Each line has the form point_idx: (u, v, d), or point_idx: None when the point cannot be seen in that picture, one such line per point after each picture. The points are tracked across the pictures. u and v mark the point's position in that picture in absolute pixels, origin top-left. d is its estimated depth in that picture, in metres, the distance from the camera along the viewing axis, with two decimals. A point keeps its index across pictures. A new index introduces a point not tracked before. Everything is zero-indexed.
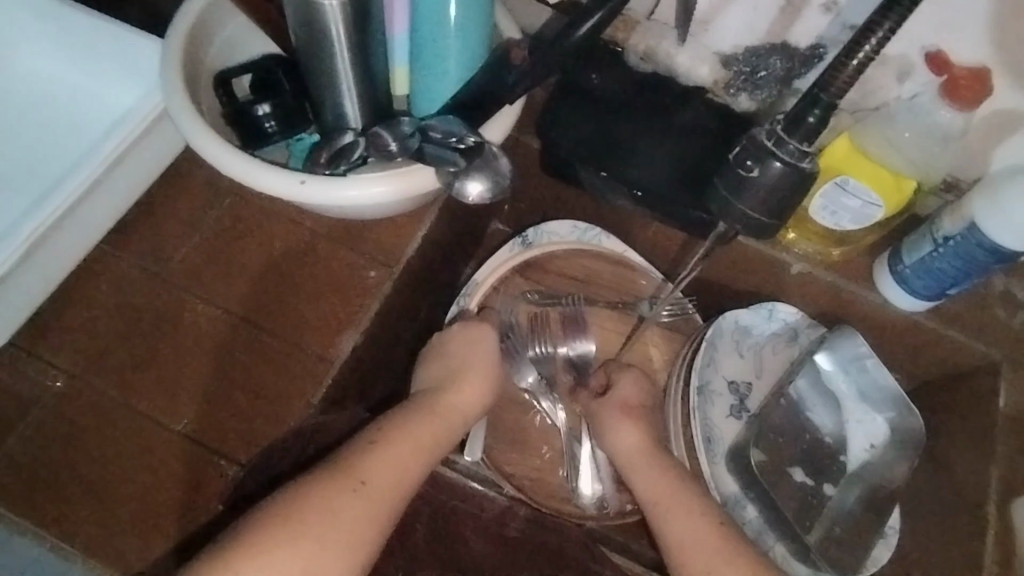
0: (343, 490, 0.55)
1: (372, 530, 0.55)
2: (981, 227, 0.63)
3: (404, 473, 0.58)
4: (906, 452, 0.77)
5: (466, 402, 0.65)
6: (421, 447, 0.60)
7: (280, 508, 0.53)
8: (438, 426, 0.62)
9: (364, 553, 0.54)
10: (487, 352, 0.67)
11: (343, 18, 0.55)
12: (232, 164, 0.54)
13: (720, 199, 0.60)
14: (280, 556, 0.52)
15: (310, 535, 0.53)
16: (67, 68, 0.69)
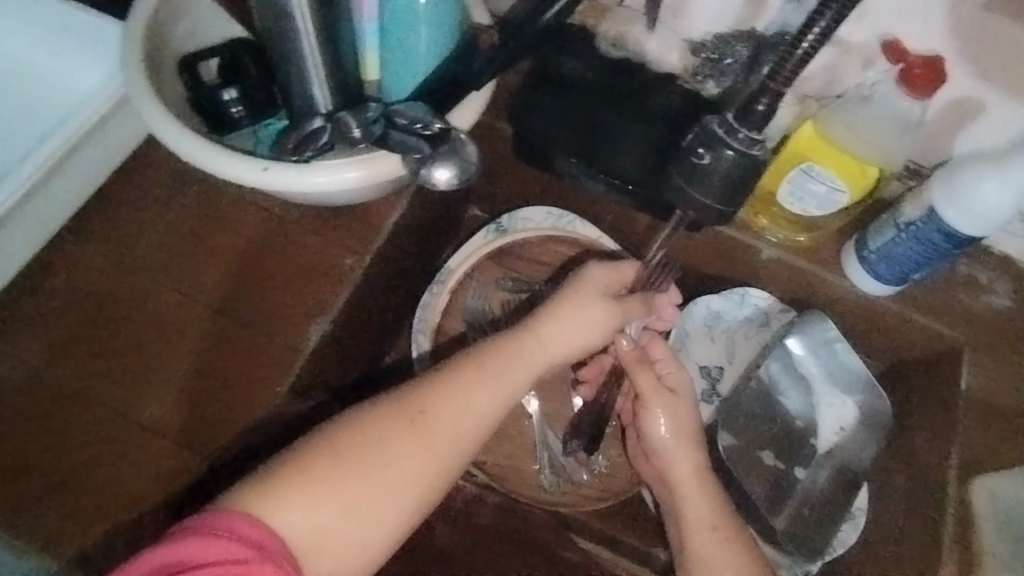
0: (407, 424, 0.52)
1: (428, 468, 0.52)
2: (940, 213, 0.67)
3: (474, 411, 0.54)
4: (874, 434, 0.78)
5: (568, 342, 0.60)
6: (498, 390, 0.56)
7: (345, 431, 0.51)
8: (520, 362, 0.57)
9: (419, 494, 0.51)
10: (596, 292, 0.62)
11: (309, 9, 0.58)
12: (201, 153, 0.58)
13: (676, 189, 0.62)
14: (336, 480, 0.48)
15: (371, 475, 0.50)
16: (24, 46, 0.69)
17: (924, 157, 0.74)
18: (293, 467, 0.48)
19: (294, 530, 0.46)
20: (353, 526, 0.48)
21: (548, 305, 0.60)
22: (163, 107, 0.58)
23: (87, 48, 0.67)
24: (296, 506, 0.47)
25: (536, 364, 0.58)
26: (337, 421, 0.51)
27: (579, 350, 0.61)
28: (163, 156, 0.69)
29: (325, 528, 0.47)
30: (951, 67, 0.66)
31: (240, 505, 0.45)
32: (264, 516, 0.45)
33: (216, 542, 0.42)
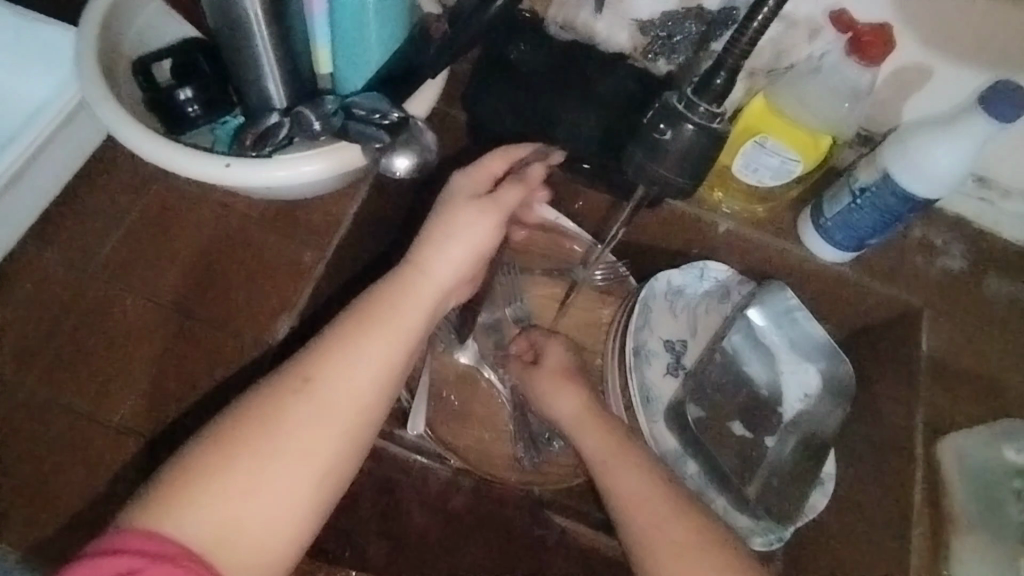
0: (295, 394, 0.52)
1: (330, 430, 0.51)
2: (894, 177, 0.68)
3: (370, 361, 0.54)
4: (839, 399, 0.79)
5: (452, 262, 0.59)
6: (385, 334, 0.55)
7: (234, 419, 0.50)
8: (410, 306, 0.57)
9: (325, 459, 0.51)
10: (467, 198, 0.60)
11: (261, 7, 0.59)
12: (157, 151, 0.59)
13: (634, 164, 0.62)
14: (234, 469, 0.49)
15: (266, 450, 0.50)
16: None
17: (874, 125, 0.75)
18: (182, 470, 0.48)
19: (198, 533, 0.47)
20: (265, 507, 0.49)
21: (423, 237, 0.59)
22: (120, 110, 0.59)
23: (38, 57, 0.68)
24: (197, 506, 0.47)
25: (430, 301, 0.58)
26: (226, 411, 0.51)
27: (468, 267, 0.60)
28: (122, 160, 0.70)
29: (235, 517, 0.48)
30: (897, 34, 0.67)
31: (134, 523, 0.46)
32: (161, 525, 0.46)
33: (116, 563, 0.43)
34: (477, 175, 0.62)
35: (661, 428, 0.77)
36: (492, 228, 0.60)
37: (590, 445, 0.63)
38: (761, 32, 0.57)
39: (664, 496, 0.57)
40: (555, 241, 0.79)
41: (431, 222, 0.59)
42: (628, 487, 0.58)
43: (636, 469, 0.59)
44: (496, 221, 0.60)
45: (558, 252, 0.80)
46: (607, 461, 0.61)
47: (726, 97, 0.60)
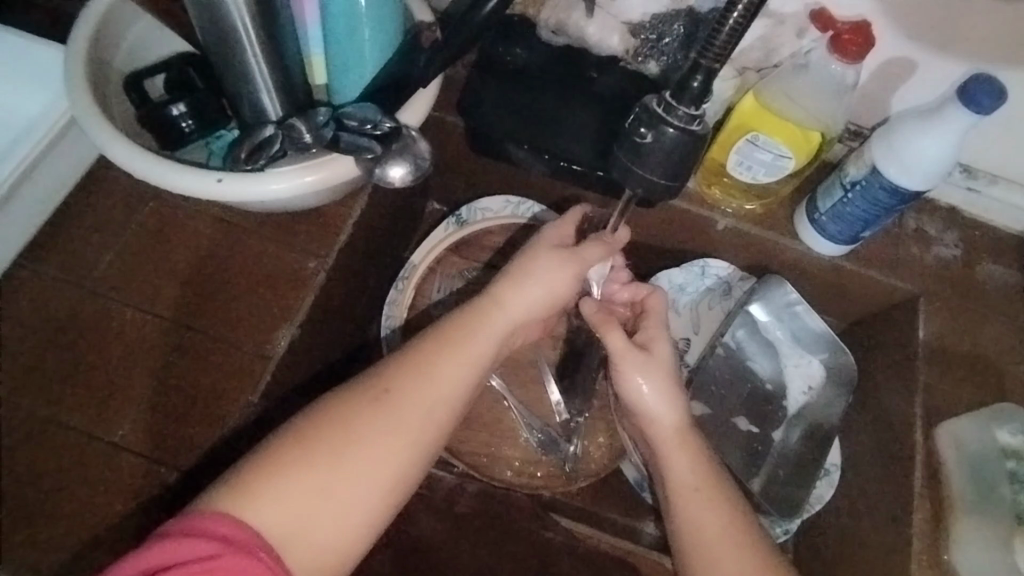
0: (374, 405, 0.54)
1: (402, 446, 0.53)
2: (882, 171, 0.69)
3: (443, 387, 0.56)
4: (842, 388, 0.80)
5: (529, 300, 0.61)
6: (463, 356, 0.57)
7: (317, 418, 0.52)
8: (482, 331, 0.59)
9: (394, 468, 0.52)
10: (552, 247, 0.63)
11: (252, 23, 0.58)
12: (147, 168, 0.58)
13: (620, 167, 0.62)
14: (310, 469, 0.50)
15: (345, 453, 0.51)
16: None
17: (863, 118, 0.76)
18: (261, 461, 0.50)
19: (272, 522, 0.48)
20: (333, 508, 0.50)
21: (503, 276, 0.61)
22: (110, 126, 0.58)
23: (26, 76, 0.67)
24: (270, 497, 0.48)
25: (501, 329, 0.60)
26: (309, 410, 0.53)
27: (542, 308, 0.62)
28: (115, 175, 0.69)
29: (305, 516, 0.49)
30: (878, 30, 0.68)
31: (216, 504, 0.47)
32: (239, 512, 0.47)
33: (194, 542, 0.44)
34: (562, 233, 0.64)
35: None
36: (567, 276, 0.62)
37: (680, 468, 0.60)
38: (737, 32, 0.54)
39: (737, 532, 0.56)
40: None
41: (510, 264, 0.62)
42: (704, 515, 0.57)
43: (714, 497, 0.58)
44: (577, 271, 0.62)
45: None
46: (702, 489, 0.58)
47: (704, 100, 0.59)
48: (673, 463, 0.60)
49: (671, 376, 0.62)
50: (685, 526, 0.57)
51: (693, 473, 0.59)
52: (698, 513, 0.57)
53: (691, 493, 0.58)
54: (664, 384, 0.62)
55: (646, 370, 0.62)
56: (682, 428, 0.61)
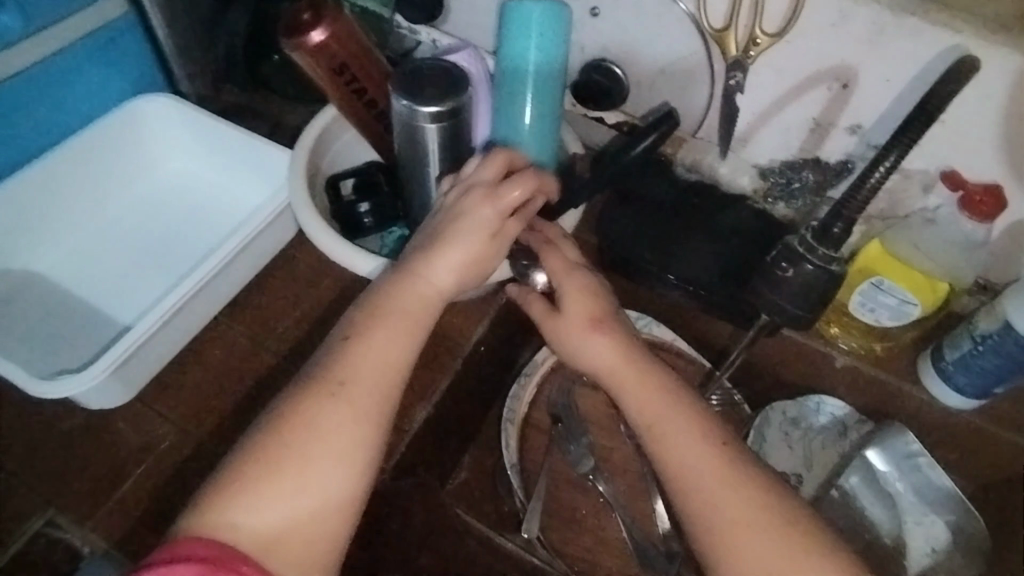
0: (325, 396, 0.55)
1: (363, 427, 0.56)
2: (1016, 327, 0.69)
3: (374, 364, 0.57)
4: (971, 558, 0.73)
5: (454, 261, 0.60)
6: (409, 328, 0.59)
7: (274, 423, 0.55)
8: (421, 309, 0.60)
9: (362, 452, 0.55)
10: (479, 197, 0.60)
11: (439, 143, 0.69)
12: (342, 252, 0.69)
13: (758, 293, 0.68)
14: (279, 472, 0.53)
15: (312, 451, 0.54)
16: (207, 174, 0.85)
17: (993, 275, 0.77)
18: (266, 437, 0.54)
19: (255, 530, 0.51)
20: (297, 499, 0.52)
21: (432, 236, 0.61)
22: (317, 214, 0.70)
23: (255, 173, 0.82)
24: (256, 507, 0.52)
25: (435, 300, 0.60)
26: (261, 423, 0.55)
27: (472, 274, 0.61)
28: (303, 254, 0.80)
29: (287, 516, 0.52)
30: (1011, 192, 0.71)
31: (191, 529, 0.50)
32: (217, 532, 0.50)
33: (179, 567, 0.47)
34: (491, 182, 0.62)
35: None
36: (488, 248, 0.61)
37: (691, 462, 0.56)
38: (878, 186, 0.62)
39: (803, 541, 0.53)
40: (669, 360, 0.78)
41: (426, 241, 0.61)
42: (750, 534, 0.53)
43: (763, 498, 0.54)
44: (500, 240, 0.61)
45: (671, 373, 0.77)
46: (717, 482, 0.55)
47: (842, 244, 0.65)
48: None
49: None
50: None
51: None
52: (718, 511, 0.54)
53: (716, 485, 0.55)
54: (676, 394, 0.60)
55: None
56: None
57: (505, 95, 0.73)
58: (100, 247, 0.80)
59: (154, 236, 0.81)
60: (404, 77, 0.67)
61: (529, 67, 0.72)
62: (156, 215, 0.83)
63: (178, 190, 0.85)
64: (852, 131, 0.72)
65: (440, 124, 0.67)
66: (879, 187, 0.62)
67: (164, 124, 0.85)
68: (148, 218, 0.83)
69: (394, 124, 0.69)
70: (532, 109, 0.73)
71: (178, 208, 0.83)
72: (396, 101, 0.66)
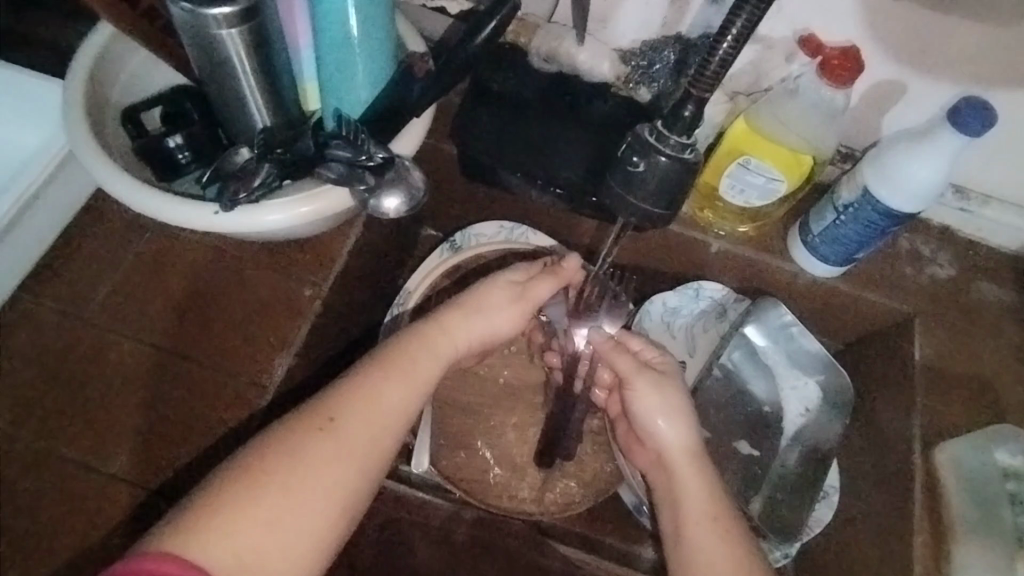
0: (289, 457, 0.53)
1: (315, 505, 0.53)
2: (874, 193, 0.69)
3: (379, 414, 0.57)
4: (838, 411, 0.80)
5: (474, 332, 0.65)
6: (416, 379, 0.60)
7: (226, 480, 0.52)
8: (429, 360, 0.61)
9: (303, 540, 0.52)
10: (497, 287, 0.66)
11: (245, 54, 0.58)
12: (144, 200, 0.59)
13: (612, 195, 0.63)
14: (249, 505, 0.51)
15: (248, 526, 0.50)
16: None
17: (853, 141, 0.77)
18: (199, 506, 0.50)
19: None
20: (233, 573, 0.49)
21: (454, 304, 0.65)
22: (106, 158, 0.59)
23: (25, 111, 0.68)
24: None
25: (447, 357, 0.63)
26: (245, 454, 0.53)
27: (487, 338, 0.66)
28: (114, 208, 0.70)
29: None
30: (867, 53, 0.68)
31: (164, 545, 0.47)
32: (187, 552, 0.48)
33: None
34: (486, 314, 0.65)
35: None
36: (515, 318, 0.67)
37: (692, 494, 0.61)
38: (727, 62, 0.56)
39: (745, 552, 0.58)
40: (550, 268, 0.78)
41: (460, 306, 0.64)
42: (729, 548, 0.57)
43: (729, 520, 0.59)
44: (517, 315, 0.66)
45: None
46: (718, 515, 0.59)
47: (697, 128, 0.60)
48: (686, 491, 0.61)
49: (679, 403, 0.64)
50: (692, 550, 0.58)
51: (705, 499, 0.60)
52: (712, 539, 0.58)
53: (704, 517, 0.59)
54: (685, 419, 0.64)
55: (657, 411, 0.64)
56: (692, 449, 0.63)
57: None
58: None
59: None
60: None
61: None
62: None
63: None
64: (713, 1, 0.66)
65: (236, 29, 0.56)
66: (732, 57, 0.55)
67: None
68: None
69: (182, 35, 0.57)
70: (357, 15, 0.61)
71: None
72: (172, 4, 0.54)
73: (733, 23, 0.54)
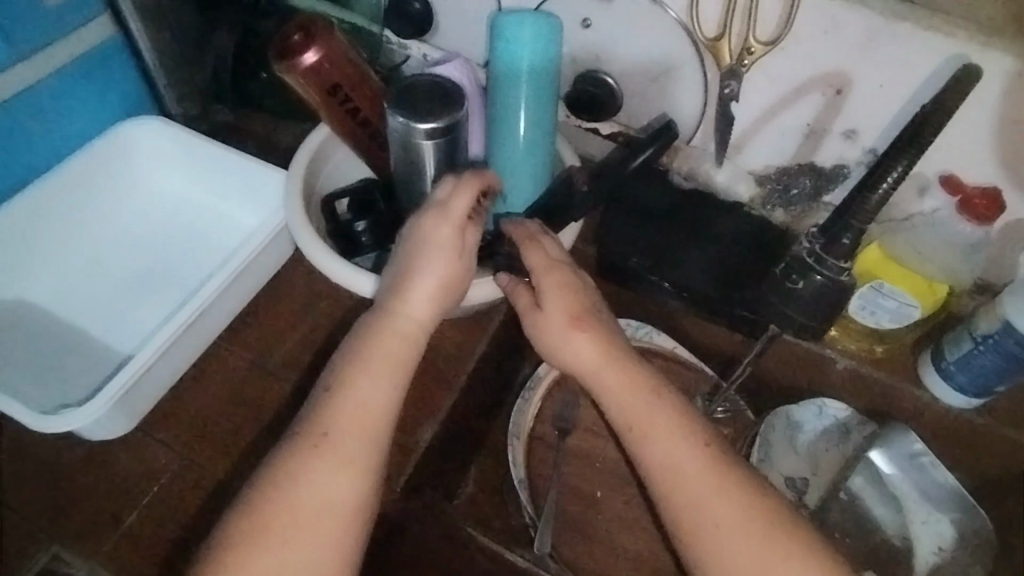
0: (296, 462, 0.55)
1: (332, 496, 0.55)
2: (1016, 326, 0.69)
3: (365, 401, 0.57)
4: (976, 553, 0.75)
5: (427, 306, 0.60)
6: (395, 359, 0.59)
7: (241, 520, 0.55)
8: (393, 337, 0.59)
9: (337, 530, 0.55)
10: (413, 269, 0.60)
11: (437, 156, 0.68)
12: (339, 272, 0.68)
13: (772, 305, 0.72)
14: (269, 525, 0.54)
15: (279, 536, 0.54)
16: (209, 197, 0.86)
17: (992, 276, 0.78)
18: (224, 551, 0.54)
19: None
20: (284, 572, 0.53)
21: (387, 287, 0.61)
22: (315, 237, 0.69)
23: (255, 195, 0.83)
24: None
25: (410, 338, 0.60)
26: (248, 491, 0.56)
27: (438, 310, 0.61)
28: (300, 276, 0.80)
29: None
30: (1008, 194, 0.71)
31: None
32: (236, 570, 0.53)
33: None
34: (419, 291, 0.60)
35: None
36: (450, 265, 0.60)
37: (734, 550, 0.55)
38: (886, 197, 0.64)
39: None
40: (676, 370, 0.79)
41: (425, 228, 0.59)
42: None
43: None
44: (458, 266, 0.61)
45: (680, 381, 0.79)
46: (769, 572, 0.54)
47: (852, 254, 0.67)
48: (719, 541, 0.55)
49: (671, 427, 0.58)
50: None
51: (746, 548, 0.55)
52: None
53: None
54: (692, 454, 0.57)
55: (649, 441, 0.58)
56: (721, 489, 0.56)
57: (500, 107, 0.72)
58: (103, 272, 0.81)
59: (155, 263, 0.82)
60: (398, 94, 0.67)
61: (523, 74, 0.69)
62: (160, 240, 0.84)
63: (179, 213, 0.86)
64: (847, 136, 0.72)
65: (436, 139, 0.66)
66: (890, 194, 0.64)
67: (164, 154, 0.87)
68: (150, 241, 0.83)
69: (391, 142, 0.69)
70: (527, 132, 0.72)
71: (180, 233, 0.84)
72: (392, 117, 0.65)
73: (891, 168, 0.63)
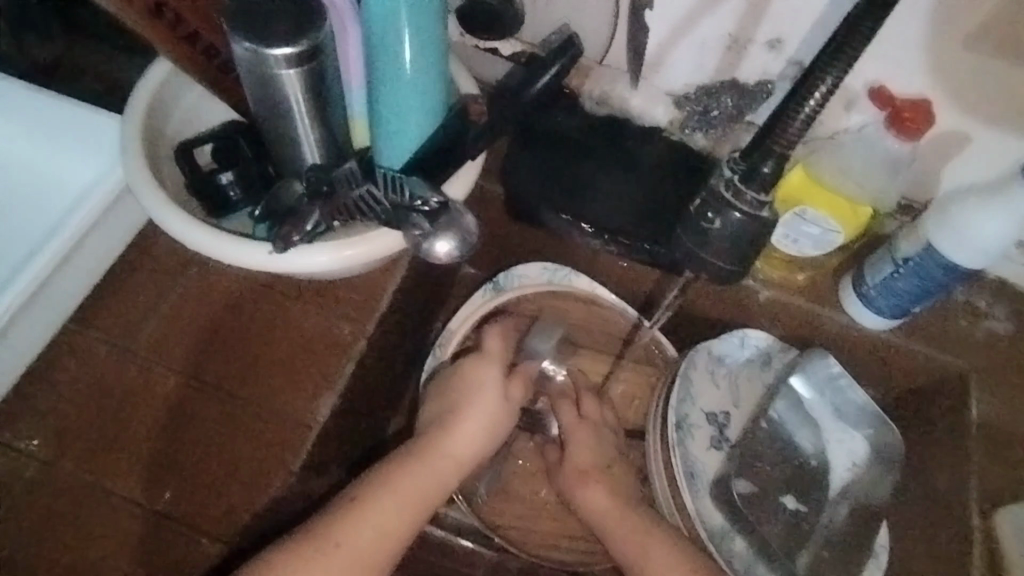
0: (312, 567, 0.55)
1: None
2: (936, 247, 0.67)
3: (374, 519, 0.58)
4: (885, 467, 0.75)
5: (468, 449, 0.64)
6: (408, 503, 0.59)
7: None
8: (451, 466, 0.63)
9: None
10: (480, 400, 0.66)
11: (300, 86, 0.57)
12: (197, 236, 0.59)
13: (685, 248, 0.64)
14: None
15: None
16: (28, 147, 0.70)
17: (916, 195, 0.75)
18: None
19: None
20: None
21: (458, 392, 0.66)
22: (166, 198, 0.59)
23: (86, 145, 0.69)
24: None
25: (448, 480, 0.62)
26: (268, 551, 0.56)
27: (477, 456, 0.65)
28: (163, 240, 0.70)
29: None
30: (937, 105, 0.66)
31: None
32: None
33: None
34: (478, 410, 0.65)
35: (706, 503, 0.68)
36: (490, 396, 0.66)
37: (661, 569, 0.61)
38: (809, 120, 0.55)
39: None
40: (595, 313, 0.74)
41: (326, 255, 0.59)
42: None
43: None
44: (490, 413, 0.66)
45: (599, 325, 0.74)
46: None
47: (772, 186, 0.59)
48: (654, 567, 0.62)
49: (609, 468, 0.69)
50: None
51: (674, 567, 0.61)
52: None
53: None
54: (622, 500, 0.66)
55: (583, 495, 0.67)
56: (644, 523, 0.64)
57: (376, 26, 0.60)
58: None
59: None
60: (238, 11, 0.54)
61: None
62: None
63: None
64: (771, 46, 0.64)
65: (295, 68, 0.55)
66: (813, 117, 0.55)
67: None
68: None
69: (241, 73, 0.57)
70: (412, 53, 0.61)
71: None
72: (235, 44, 0.54)
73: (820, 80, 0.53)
